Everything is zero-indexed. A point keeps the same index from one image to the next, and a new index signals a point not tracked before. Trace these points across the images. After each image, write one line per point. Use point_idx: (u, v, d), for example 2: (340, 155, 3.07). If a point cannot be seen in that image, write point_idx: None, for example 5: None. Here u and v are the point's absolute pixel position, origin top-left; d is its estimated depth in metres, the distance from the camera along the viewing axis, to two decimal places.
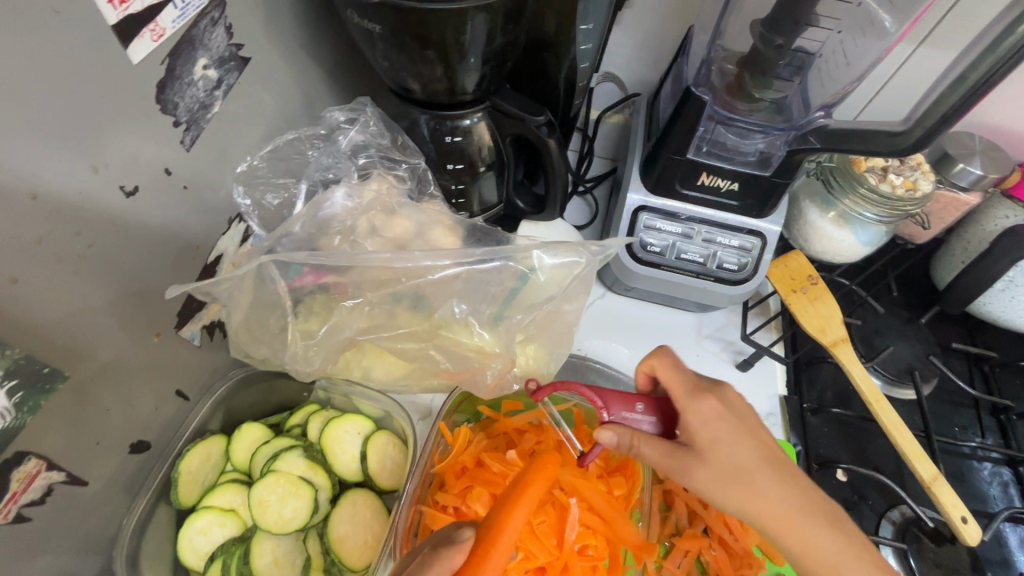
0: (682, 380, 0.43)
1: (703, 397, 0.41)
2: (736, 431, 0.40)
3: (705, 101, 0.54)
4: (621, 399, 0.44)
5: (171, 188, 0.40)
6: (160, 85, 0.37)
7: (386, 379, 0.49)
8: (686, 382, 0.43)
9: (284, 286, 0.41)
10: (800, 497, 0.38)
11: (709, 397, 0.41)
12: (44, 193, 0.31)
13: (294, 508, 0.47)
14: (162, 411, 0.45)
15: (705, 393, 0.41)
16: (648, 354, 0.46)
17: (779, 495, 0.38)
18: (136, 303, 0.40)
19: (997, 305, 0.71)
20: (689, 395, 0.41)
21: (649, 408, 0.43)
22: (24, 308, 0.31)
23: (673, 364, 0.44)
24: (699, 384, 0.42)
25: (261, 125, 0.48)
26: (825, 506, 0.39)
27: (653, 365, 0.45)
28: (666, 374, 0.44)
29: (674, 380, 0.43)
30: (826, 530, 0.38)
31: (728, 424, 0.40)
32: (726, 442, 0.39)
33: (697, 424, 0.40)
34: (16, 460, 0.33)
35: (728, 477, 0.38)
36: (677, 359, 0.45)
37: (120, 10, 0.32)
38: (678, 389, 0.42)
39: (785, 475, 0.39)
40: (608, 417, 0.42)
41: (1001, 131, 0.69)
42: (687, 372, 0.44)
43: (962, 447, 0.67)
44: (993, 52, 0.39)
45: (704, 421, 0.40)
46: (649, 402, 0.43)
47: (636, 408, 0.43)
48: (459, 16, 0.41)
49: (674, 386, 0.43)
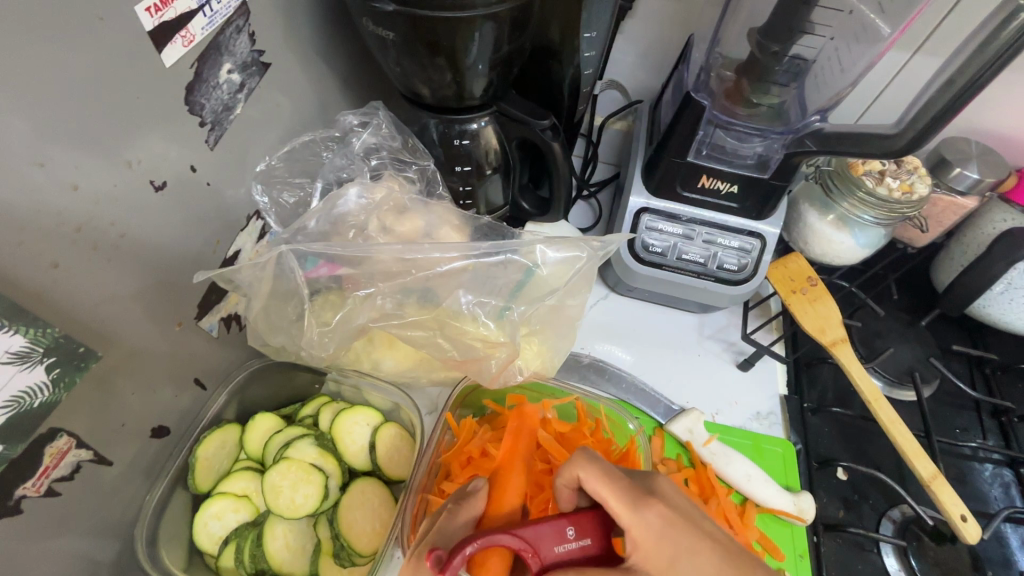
0: (618, 487, 0.37)
1: (645, 505, 0.37)
2: (686, 545, 0.36)
3: (704, 106, 0.56)
4: (551, 530, 0.37)
5: (195, 185, 0.42)
6: (189, 88, 0.39)
7: (395, 371, 0.51)
8: (626, 492, 0.37)
9: (302, 277, 0.43)
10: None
11: (652, 506, 0.37)
12: (85, 184, 0.33)
13: (305, 493, 0.49)
14: (182, 399, 0.47)
15: (645, 499, 0.37)
16: (568, 464, 0.39)
17: None
18: (162, 292, 0.42)
19: (997, 307, 0.72)
20: (630, 512, 0.36)
21: (585, 532, 0.37)
22: (61, 293, 0.34)
23: (602, 474, 0.38)
24: (635, 491, 0.37)
25: (279, 127, 0.51)
26: None
27: (581, 477, 0.38)
28: (596, 488, 0.37)
29: (608, 492, 0.37)
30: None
31: (677, 538, 0.36)
32: (682, 558, 0.35)
33: (647, 545, 0.36)
34: (49, 436, 0.35)
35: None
36: (601, 461, 0.39)
37: (156, 17, 0.35)
38: (620, 504, 0.37)
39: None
40: (546, 568, 0.35)
41: (997, 136, 0.71)
42: (618, 476, 0.38)
43: (963, 447, 0.68)
44: (981, 56, 0.40)
45: (653, 542, 0.36)
46: (582, 523, 0.37)
47: (569, 534, 0.37)
48: (469, 24, 0.44)
49: (609, 502, 0.37)
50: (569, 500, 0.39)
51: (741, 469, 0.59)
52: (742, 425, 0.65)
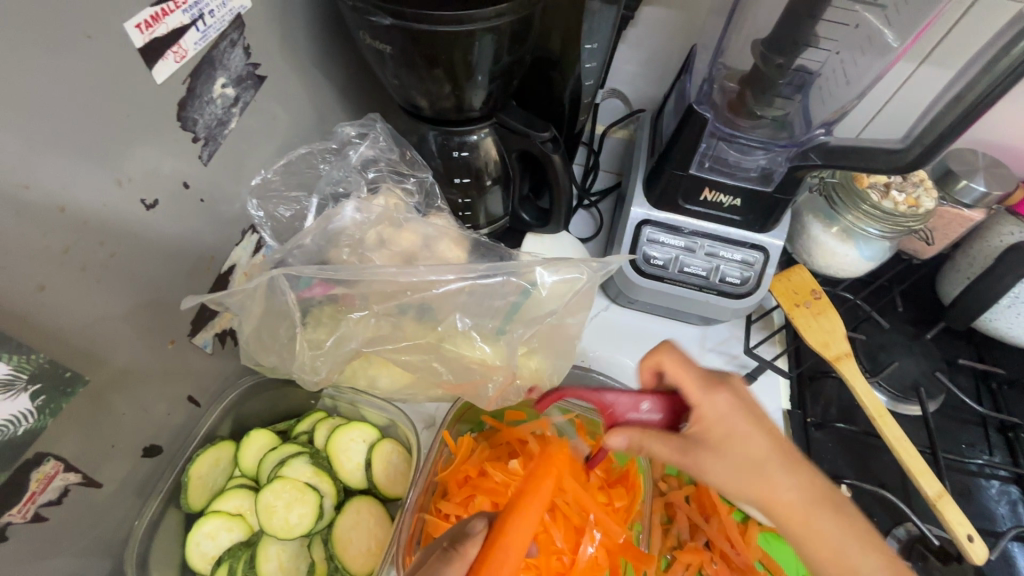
0: (694, 372, 0.41)
1: (716, 390, 0.40)
2: (743, 426, 0.39)
3: (706, 118, 0.55)
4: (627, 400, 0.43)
5: (188, 201, 0.42)
6: (182, 103, 0.39)
7: (391, 389, 0.50)
8: (699, 376, 0.41)
9: (295, 298, 0.43)
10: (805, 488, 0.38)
11: (721, 391, 0.40)
12: (72, 206, 0.33)
13: (300, 513, 0.48)
14: (174, 416, 0.46)
15: (716, 385, 0.40)
16: (652, 350, 0.43)
17: (789, 485, 0.38)
18: (154, 312, 0.41)
19: (1003, 321, 0.71)
20: (701, 391, 0.40)
21: (659, 406, 0.41)
22: (48, 316, 0.33)
23: (682, 360, 0.41)
24: (707, 378, 0.41)
25: (275, 140, 0.50)
26: (837, 499, 0.39)
27: (660, 361, 0.42)
28: (675, 370, 0.41)
29: (683, 374, 0.41)
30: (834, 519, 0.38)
31: (738, 420, 0.39)
32: (737, 438, 0.39)
33: (710, 419, 0.39)
34: (36, 461, 0.34)
35: (740, 470, 0.38)
36: (682, 350, 0.42)
37: (147, 33, 0.34)
38: (691, 385, 0.40)
39: (796, 467, 0.39)
40: (615, 420, 0.42)
41: (1004, 148, 0.70)
42: (693, 364, 0.42)
43: (969, 464, 0.66)
44: (989, 72, 0.40)
45: (716, 419, 0.39)
46: (657, 399, 0.41)
47: (643, 407, 0.42)
48: (467, 38, 0.43)
49: (684, 383, 0.41)
50: (649, 379, 0.43)
51: None
52: None
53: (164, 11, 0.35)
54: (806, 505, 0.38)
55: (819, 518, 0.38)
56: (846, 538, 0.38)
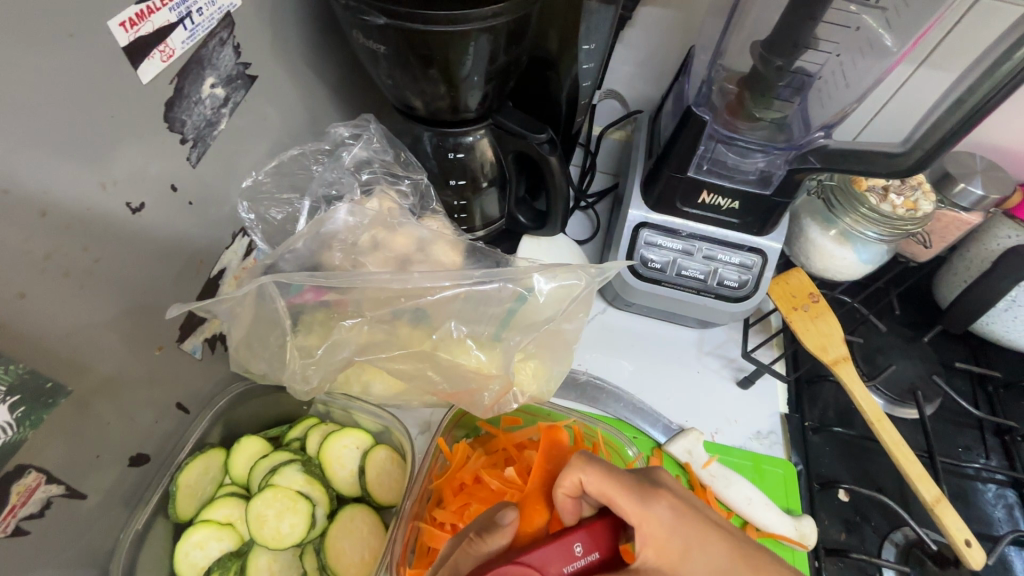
0: (622, 486, 0.36)
1: (655, 500, 0.36)
2: (694, 533, 0.36)
3: (704, 121, 0.54)
4: (557, 551, 0.34)
5: (176, 204, 0.41)
6: (169, 103, 0.37)
7: (384, 395, 0.49)
8: (628, 488, 0.36)
9: (285, 305, 0.42)
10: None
11: (660, 499, 0.36)
12: (54, 209, 0.32)
13: (292, 523, 0.47)
14: (162, 424, 0.45)
15: (652, 492, 0.37)
16: (566, 470, 0.38)
17: None
18: (140, 318, 0.40)
19: (999, 324, 0.71)
20: (640, 509, 0.36)
21: (592, 545, 0.36)
22: (29, 323, 0.32)
23: (603, 473, 0.37)
24: (640, 487, 0.37)
25: (267, 141, 0.49)
26: None
27: (582, 479, 0.37)
28: (598, 485, 0.36)
29: (614, 491, 0.36)
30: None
31: (686, 531, 0.36)
32: (693, 550, 0.35)
33: (659, 539, 0.35)
34: (16, 473, 0.33)
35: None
36: (601, 461, 0.38)
37: (132, 31, 0.33)
38: (625, 499, 0.36)
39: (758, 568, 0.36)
40: None
41: (1001, 151, 0.70)
42: (617, 472, 0.38)
43: (966, 468, 0.66)
44: (992, 75, 0.39)
45: (665, 538, 0.35)
46: (591, 536, 0.36)
47: (576, 551, 0.35)
48: (462, 38, 0.42)
49: (615, 498, 0.36)
50: (571, 509, 0.38)
51: (741, 492, 0.56)
52: (742, 445, 0.64)
53: (150, 9, 0.34)
54: None
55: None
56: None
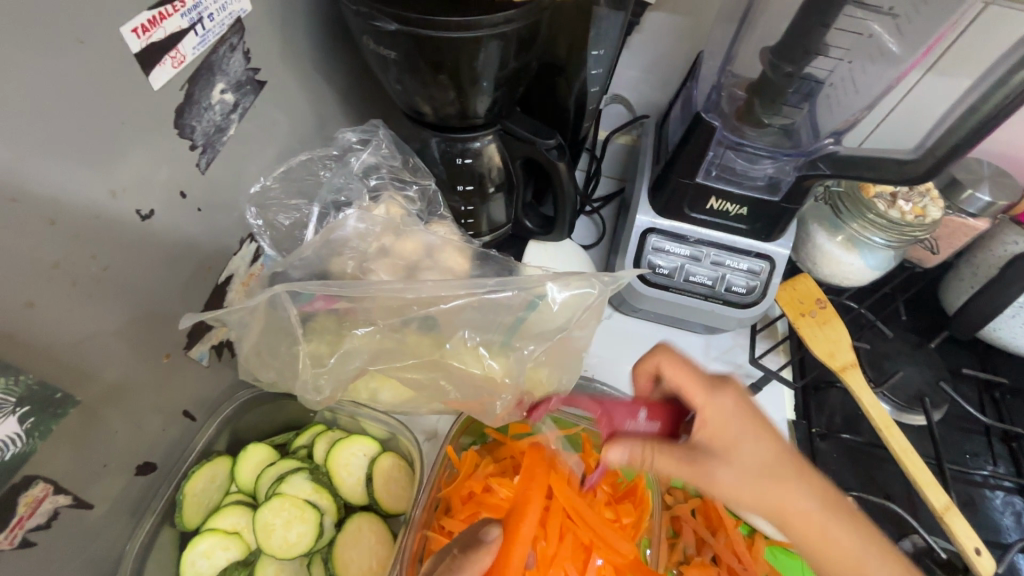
0: (692, 376, 0.40)
1: (721, 390, 0.39)
2: (751, 425, 0.38)
3: (714, 127, 0.54)
4: (623, 409, 0.41)
5: (185, 210, 0.40)
6: (179, 110, 0.37)
7: (393, 403, 0.48)
8: (701, 378, 0.40)
9: (296, 313, 0.41)
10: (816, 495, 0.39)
11: (727, 390, 0.39)
12: (63, 217, 0.31)
13: (299, 532, 0.47)
14: (170, 432, 0.45)
15: (720, 384, 0.40)
16: (649, 352, 0.42)
17: (799, 493, 0.38)
18: (149, 326, 0.39)
19: (1007, 330, 0.71)
20: (705, 393, 0.39)
21: (655, 414, 0.40)
22: (37, 334, 0.31)
23: (681, 361, 0.40)
24: (711, 379, 0.40)
25: (275, 147, 0.49)
26: (843, 503, 0.40)
27: (659, 364, 0.41)
28: (674, 371, 0.40)
29: (687, 379, 0.40)
30: (843, 523, 0.39)
31: (744, 423, 0.38)
32: (746, 440, 0.38)
33: (715, 424, 0.38)
34: (24, 485, 0.33)
35: (751, 478, 0.37)
36: (681, 353, 0.42)
37: (144, 38, 0.33)
38: (693, 385, 0.39)
39: (801, 469, 0.39)
40: (614, 432, 0.40)
41: (1008, 157, 0.70)
42: (693, 365, 0.41)
43: (974, 475, 0.66)
44: (1005, 84, 0.39)
45: (722, 422, 0.38)
46: (654, 407, 0.41)
47: (641, 415, 0.40)
48: (473, 44, 0.42)
49: (686, 388, 0.40)
50: (646, 384, 0.44)
51: None
52: None
53: (162, 15, 0.34)
54: (817, 514, 0.38)
55: (830, 527, 0.39)
56: (850, 539, 0.39)
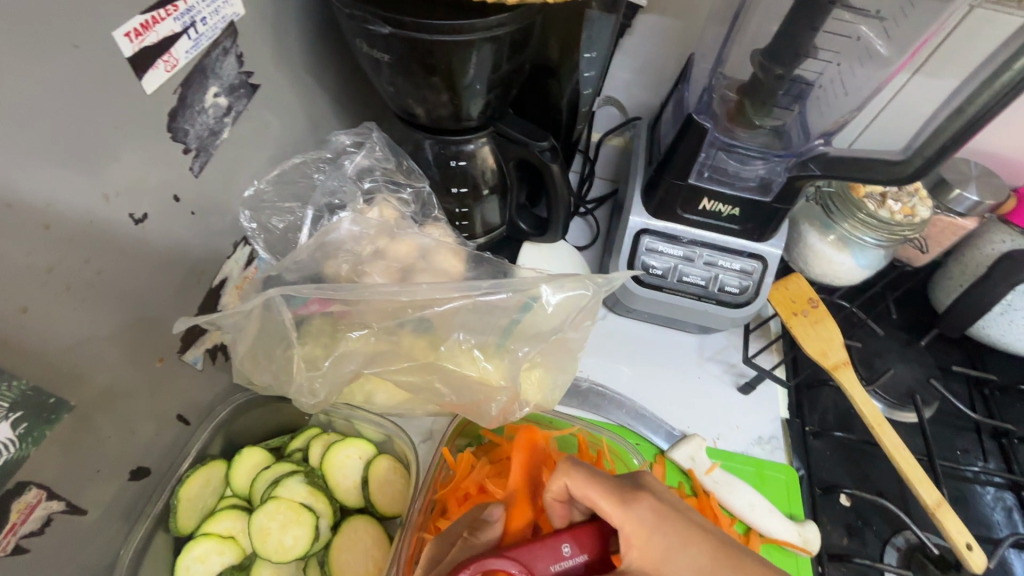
0: (604, 491, 0.38)
1: (636, 502, 0.38)
2: (676, 534, 0.37)
3: (705, 128, 0.54)
4: (548, 551, 0.36)
5: (179, 214, 0.40)
6: (172, 113, 0.37)
7: (388, 405, 0.48)
8: (611, 492, 0.38)
9: (291, 316, 0.41)
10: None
11: (641, 501, 0.38)
12: (56, 222, 0.31)
13: (295, 535, 0.47)
14: (163, 437, 0.45)
15: (634, 495, 0.38)
16: (553, 475, 0.40)
17: None
18: (141, 331, 0.39)
19: (995, 328, 0.72)
20: (621, 511, 0.37)
21: (581, 546, 0.37)
22: (31, 339, 0.31)
23: (589, 480, 0.38)
24: (623, 490, 0.39)
25: (268, 150, 0.49)
26: None
27: (569, 485, 0.39)
28: (586, 492, 0.38)
29: (596, 494, 0.38)
30: None
31: (666, 528, 0.37)
32: (674, 549, 0.37)
33: (640, 538, 0.37)
34: (16, 491, 0.33)
35: None
36: (588, 469, 0.40)
37: (137, 41, 0.33)
38: (608, 502, 0.38)
39: (743, 566, 0.37)
40: None
41: (996, 157, 0.71)
42: (603, 477, 0.39)
43: (965, 471, 0.67)
44: (990, 86, 0.40)
45: (646, 537, 0.37)
46: (578, 536, 0.37)
47: (564, 552, 0.36)
48: (466, 47, 0.42)
49: (598, 502, 0.38)
50: (561, 512, 0.40)
51: (743, 498, 0.57)
52: (744, 451, 0.64)
53: (155, 19, 0.34)
54: None
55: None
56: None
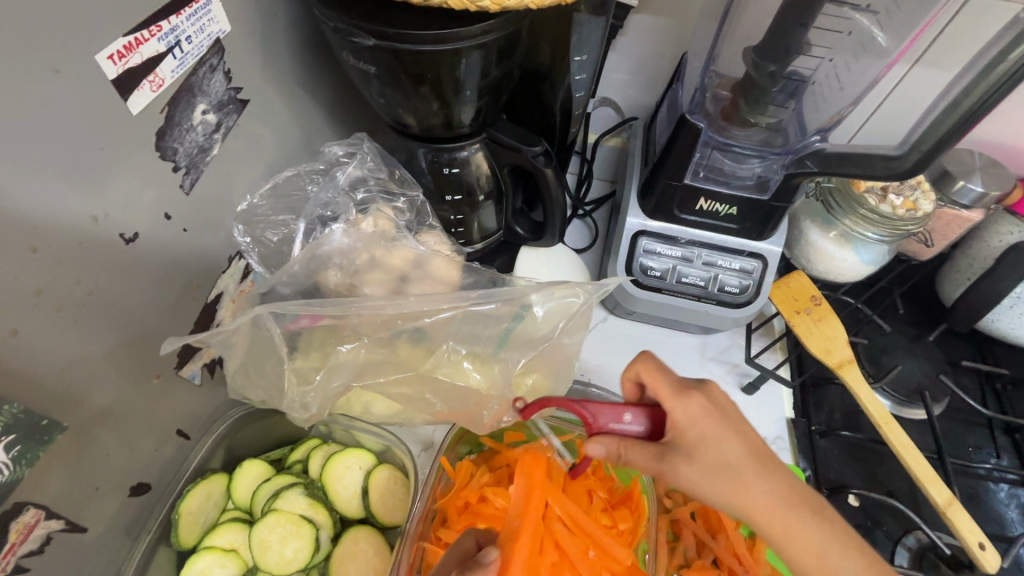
0: (668, 378, 0.40)
1: (688, 395, 0.39)
2: (717, 427, 0.38)
3: (699, 128, 0.54)
4: (611, 410, 0.41)
5: (170, 232, 0.41)
6: (160, 133, 0.37)
7: (385, 415, 0.48)
8: (673, 383, 0.40)
9: (281, 331, 0.41)
10: (776, 483, 0.37)
11: (694, 395, 0.39)
12: (45, 245, 0.31)
13: (295, 548, 0.47)
14: (163, 451, 0.45)
15: (688, 390, 0.40)
16: (630, 361, 0.43)
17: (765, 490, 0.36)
18: (136, 349, 0.40)
19: (1005, 321, 0.71)
20: (675, 397, 0.39)
21: (641, 417, 0.41)
22: (23, 362, 0.32)
23: (657, 368, 0.41)
24: (681, 385, 0.40)
25: (260, 164, 0.49)
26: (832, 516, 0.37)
27: (638, 371, 0.42)
28: (653, 379, 0.41)
29: (659, 380, 0.41)
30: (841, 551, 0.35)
31: (711, 423, 0.38)
32: (711, 439, 0.38)
33: (684, 425, 0.38)
34: (14, 512, 0.33)
35: (716, 475, 0.37)
36: (660, 360, 0.42)
37: (121, 64, 0.33)
38: (666, 390, 0.40)
39: (769, 467, 0.37)
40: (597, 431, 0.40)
41: (1000, 147, 0.69)
42: (672, 371, 0.41)
43: (977, 468, 0.65)
44: (987, 77, 0.39)
45: (689, 422, 0.38)
46: (640, 411, 0.41)
47: (626, 418, 0.41)
48: (453, 55, 0.42)
49: (659, 387, 0.40)
50: (633, 390, 0.44)
51: None
52: None
53: (139, 40, 0.34)
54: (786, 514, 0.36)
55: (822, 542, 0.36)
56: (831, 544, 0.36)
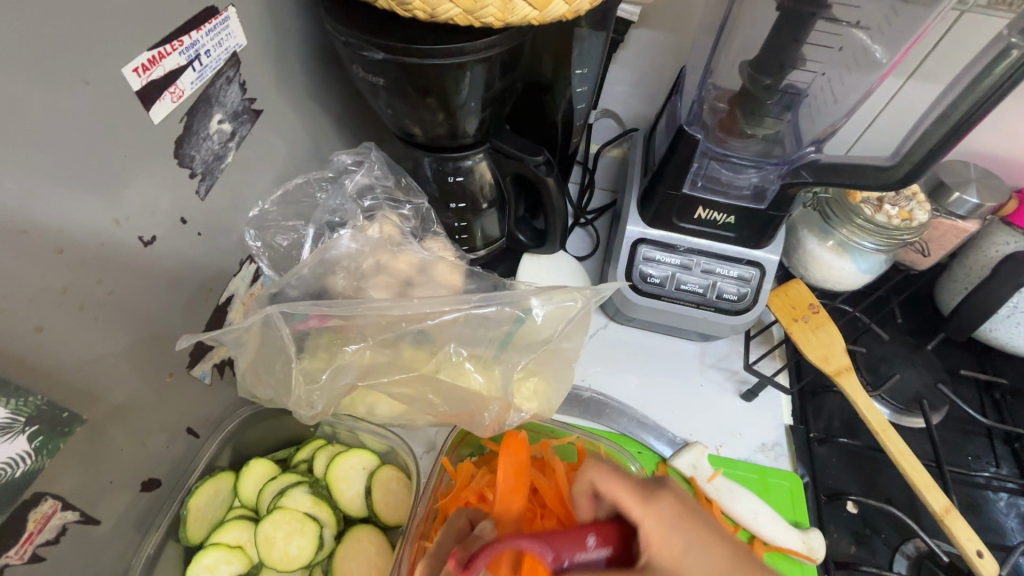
0: (625, 484, 0.38)
1: (656, 497, 0.37)
2: (696, 534, 0.36)
3: (696, 139, 0.56)
4: (569, 536, 0.36)
5: (185, 235, 0.42)
6: (179, 141, 0.39)
7: (389, 416, 0.49)
8: (634, 489, 0.37)
9: (290, 331, 0.43)
10: None
11: (661, 498, 0.37)
12: (70, 246, 0.33)
13: (300, 544, 0.49)
14: (173, 449, 0.46)
15: (655, 494, 0.37)
16: (581, 468, 0.40)
17: None
18: (151, 348, 0.41)
19: (1002, 330, 0.71)
20: (642, 505, 0.36)
21: (604, 540, 0.36)
22: (48, 358, 0.33)
23: (612, 473, 0.38)
24: (646, 487, 0.38)
25: (271, 172, 0.51)
26: None
27: (593, 478, 0.39)
28: (609, 486, 0.38)
29: (620, 491, 0.37)
30: None
31: (686, 530, 0.35)
32: (694, 551, 0.35)
33: (659, 538, 0.35)
34: (33, 501, 0.34)
35: None
36: (613, 466, 0.40)
37: (144, 76, 0.35)
38: (631, 498, 0.37)
39: None
40: (565, 568, 0.33)
41: (995, 159, 0.70)
42: (628, 476, 0.39)
43: (976, 477, 0.66)
44: (972, 92, 0.40)
45: (665, 534, 0.35)
46: (602, 531, 0.36)
47: (589, 543, 0.35)
48: (458, 68, 0.44)
49: (621, 498, 0.37)
50: (586, 507, 0.40)
51: (748, 506, 0.56)
52: (747, 458, 0.64)
53: (162, 54, 0.36)
54: None
55: None
56: None
